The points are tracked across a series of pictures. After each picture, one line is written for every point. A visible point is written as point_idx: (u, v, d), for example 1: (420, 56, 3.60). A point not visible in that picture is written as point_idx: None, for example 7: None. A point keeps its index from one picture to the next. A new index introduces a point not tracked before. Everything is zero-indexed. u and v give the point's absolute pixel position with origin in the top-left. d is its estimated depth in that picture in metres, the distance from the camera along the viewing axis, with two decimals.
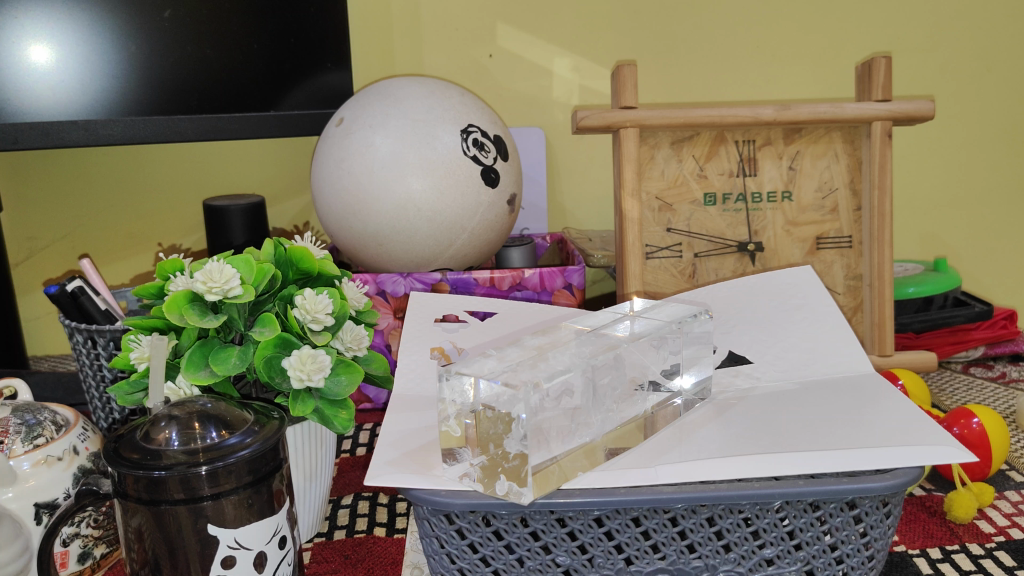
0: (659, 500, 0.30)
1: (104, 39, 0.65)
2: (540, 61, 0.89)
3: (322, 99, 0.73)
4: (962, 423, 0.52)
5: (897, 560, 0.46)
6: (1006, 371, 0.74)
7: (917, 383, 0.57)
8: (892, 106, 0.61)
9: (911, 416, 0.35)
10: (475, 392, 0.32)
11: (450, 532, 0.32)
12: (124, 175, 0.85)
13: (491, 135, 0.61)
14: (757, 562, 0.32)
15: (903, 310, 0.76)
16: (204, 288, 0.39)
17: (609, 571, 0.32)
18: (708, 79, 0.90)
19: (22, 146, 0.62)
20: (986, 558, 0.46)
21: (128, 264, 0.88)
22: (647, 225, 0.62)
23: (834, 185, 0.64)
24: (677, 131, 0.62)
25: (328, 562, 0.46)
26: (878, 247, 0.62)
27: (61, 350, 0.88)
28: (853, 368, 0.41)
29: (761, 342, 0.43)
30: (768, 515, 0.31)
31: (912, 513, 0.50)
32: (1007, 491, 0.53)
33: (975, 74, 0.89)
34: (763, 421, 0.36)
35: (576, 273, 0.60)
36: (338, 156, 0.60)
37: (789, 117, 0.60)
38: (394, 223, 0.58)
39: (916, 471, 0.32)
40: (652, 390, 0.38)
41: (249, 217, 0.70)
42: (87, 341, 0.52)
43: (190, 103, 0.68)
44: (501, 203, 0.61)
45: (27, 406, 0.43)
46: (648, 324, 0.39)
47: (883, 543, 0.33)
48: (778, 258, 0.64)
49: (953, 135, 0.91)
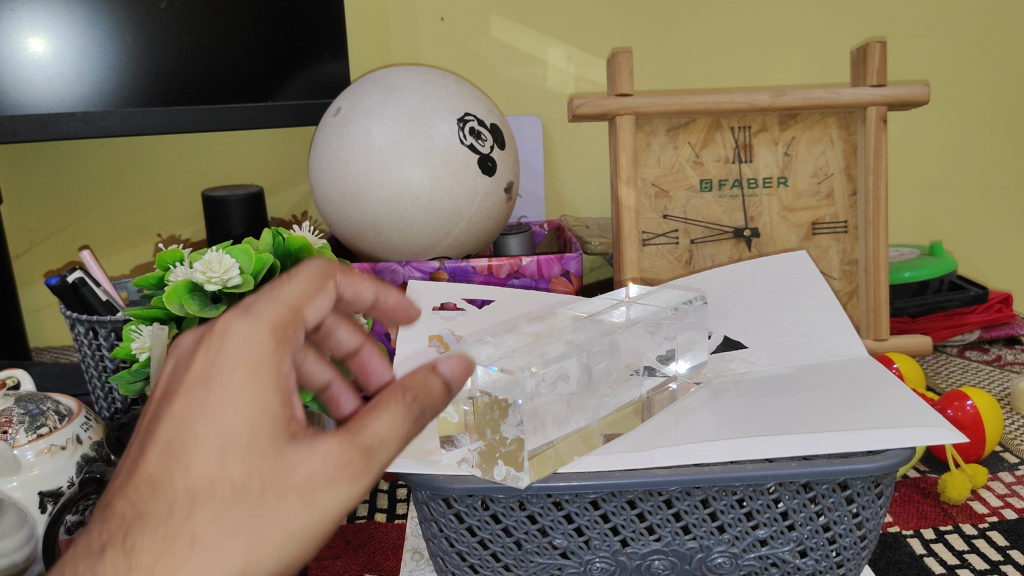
0: (653, 483, 0.31)
1: (100, 30, 0.65)
2: (534, 51, 0.89)
3: (321, 89, 0.73)
4: (955, 406, 0.52)
5: (890, 541, 0.46)
6: (1001, 354, 0.74)
7: (911, 366, 0.58)
8: (887, 91, 0.61)
9: (905, 398, 0.36)
10: (472, 378, 0.32)
11: (448, 516, 0.32)
12: (121, 166, 0.86)
13: (488, 124, 0.62)
14: (750, 542, 0.32)
15: (900, 294, 0.76)
16: (203, 278, 0.39)
17: (606, 553, 0.32)
18: (703, 65, 0.90)
19: (20, 139, 0.62)
20: (979, 538, 0.46)
21: (128, 254, 0.88)
22: (643, 212, 0.62)
23: (829, 170, 0.64)
24: (672, 119, 0.62)
25: (330, 547, 0.47)
26: (874, 232, 0.63)
27: (62, 340, 0.89)
28: (847, 351, 0.42)
29: (755, 327, 0.44)
30: (761, 497, 0.32)
31: (905, 494, 0.51)
32: (1000, 473, 0.54)
33: (970, 59, 0.89)
34: (756, 404, 0.37)
35: (574, 260, 0.60)
36: (336, 146, 0.60)
37: (784, 103, 0.60)
38: (392, 213, 0.59)
39: (907, 453, 0.32)
40: (647, 374, 0.39)
41: (249, 207, 0.70)
42: (89, 331, 0.52)
43: (188, 93, 0.68)
44: (498, 191, 0.62)
45: (30, 396, 0.43)
46: (643, 310, 0.40)
47: (875, 523, 0.33)
48: (774, 242, 0.64)
49: (948, 120, 0.91)
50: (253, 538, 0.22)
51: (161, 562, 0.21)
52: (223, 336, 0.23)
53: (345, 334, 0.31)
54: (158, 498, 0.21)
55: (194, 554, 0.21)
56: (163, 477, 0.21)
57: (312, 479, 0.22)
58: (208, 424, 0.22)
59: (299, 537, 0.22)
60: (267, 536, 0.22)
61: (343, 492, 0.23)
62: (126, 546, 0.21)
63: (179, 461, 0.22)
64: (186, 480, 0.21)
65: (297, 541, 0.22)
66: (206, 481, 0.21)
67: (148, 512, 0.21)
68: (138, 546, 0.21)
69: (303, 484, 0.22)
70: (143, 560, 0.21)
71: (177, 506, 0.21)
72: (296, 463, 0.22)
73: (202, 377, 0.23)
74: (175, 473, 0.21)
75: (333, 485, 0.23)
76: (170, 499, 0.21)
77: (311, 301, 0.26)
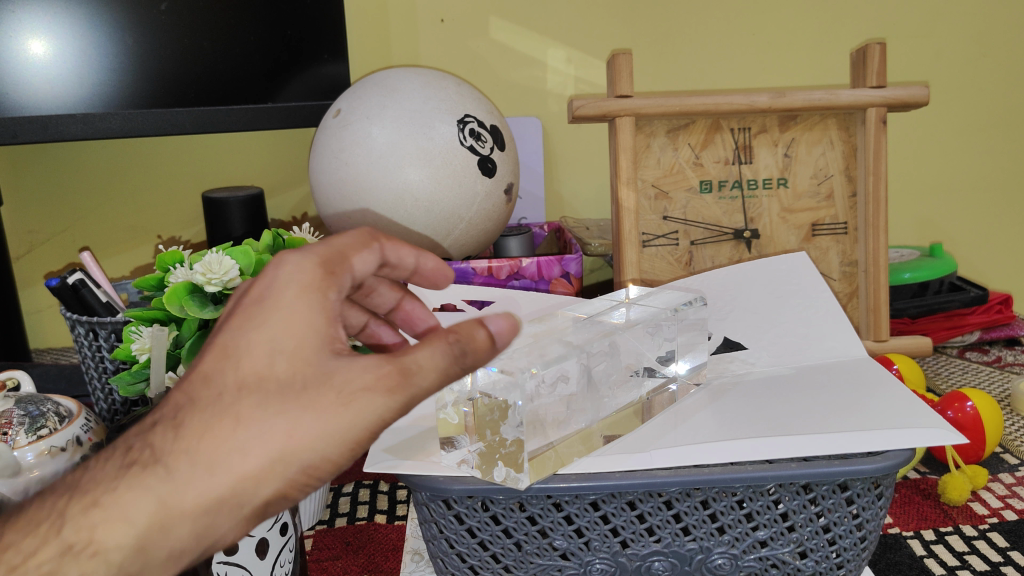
0: (654, 484, 0.31)
1: (101, 32, 0.65)
2: (534, 53, 0.89)
3: (322, 91, 0.73)
4: (955, 407, 0.52)
5: (891, 542, 0.46)
6: (1001, 355, 0.74)
7: (911, 367, 0.58)
8: (886, 93, 0.61)
9: (905, 399, 0.36)
10: (472, 380, 0.33)
11: (448, 517, 0.32)
12: (122, 167, 0.86)
13: (488, 125, 0.62)
14: (750, 544, 0.32)
15: (900, 295, 0.76)
16: (204, 280, 0.39)
17: (606, 554, 0.32)
18: (703, 67, 0.90)
19: (21, 141, 0.62)
20: (979, 540, 0.46)
21: (129, 256, 0.88)
22: (643, 213, 0.62)
23: (829, 171, 0.64)
24: (672, 120, 0.62)
25: (329, 548, 0.47)
26: (873, 233, 0.63)
27: (62, 341, 0.89)
28: (847, 352, 0.42)
29: (755, 328, 0.44)
30: (761, 498, 0.32)
31: (906, 496, 0.51)
32: (1000, 474, 0.54)
33: (970, 60, 0.89)
34: (756, 405, 0.37)
35: (573, 261, 0.60)
36: (336, 148, 0.60)
37: (784, 105, 0.60)
38: (392, 214, 0.59)
39: (907, 453, 0.32)
40: (647, 376, 0.39)
41: (249, 208, 0.70)
42: (89, 333, 0.52)
43: (188, 95, 0.69)
44: (498, 193, 0.62)
45: (30, 398, 0.43)
46: (643, 311, 0.40)
47: (875, 524, 0.33)
48: (774, 244, 0.64)
49: (948, 121, 0.91)
50: (291, 428, 0.24)
51: (207, 438, 0.24)
52: (280, 262, 0.26)
53: (385, 293, 0.34)
54: (212, 386, 0.24)
55: (236, 434, 0.24)
56: (216, 373, 0.24)
57: (351, 386, 0.24)
58: (257, 331, 0.25)
59: (333, 435, 0.24)
60: (305, 431, 0.24)
61: (377, 400, 0.25)
62: (179, 424, 0.24)
63: (231, 361, 0.25)
64: (235, 376, 0.24)
65: (330, 439, 0.24)
66: (254, 375, 0.24)
67: (201, 400, 0.24)
68: (188, 424, 0.24)
69: (341, 389, 0.24)
70: (191, 436, 0.24)
71: (227, 395, 0.24)
72: (336, 373, 0.25)
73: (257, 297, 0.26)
74: (227, 365, 0.24)
75: (368, 391, 0.25)
76: (220, 387, 0.24)
77: (357, 252, 0.28)
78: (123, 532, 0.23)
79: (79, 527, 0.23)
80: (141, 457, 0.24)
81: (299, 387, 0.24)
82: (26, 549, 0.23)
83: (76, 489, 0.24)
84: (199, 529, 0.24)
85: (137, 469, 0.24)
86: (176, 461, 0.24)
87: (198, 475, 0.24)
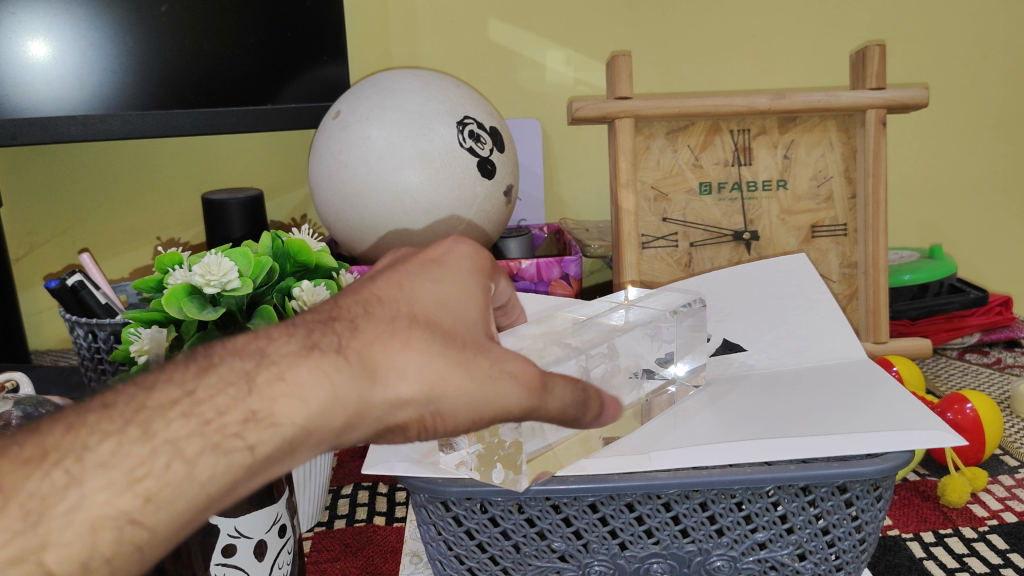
0: (652, 485, 0.31)
1: (100, 33, 0.65)
2: (534, 54, 0.89)
3: (321, 93, 0.73)
4: (955, 408, 0.52)
5: (890, 544, 0.46)
6: (1001, 357, 0.74)
7: (910, 369, 0.58)
8: (886, 94, 0.62)
9: (905, 402, 0.36)
10: None
11: (446, 519, 0.32)
12: (122, 168, 0.86)
13: (487, 127, 0.62)
14: (748, 545, 0.32)
15: (899, 297, 0.76)
16: (202, 281, 0.39)
17: (604, 556, 0.32)
18: (704, 69, 0.90)
19: (20, 142, 0.63)
20: (979, 542, 0.46)
21: (129, 257, 0.88)
22: (642, 215, 0.62)
23: (829, 173, 0.64)
24: (672, 122, 0.62)
25: (329, 550, 0.47)
26: (873, 235, 0.63)
27: (62, 343, 0.89)
28: (846, 354, 0.42)
29: (754, 330, 0.44)
30: (760, 500, 0.32)
31: (906, 497, 0.51)
32: (1001, 475, 0.54)
33: (971, 62, 0.89)
34: (753, 409, 0.37)
35: (573, 263, 0.60)
36: (335, 149, 0.60)
37: (783, 107, 0.60)
38: (392, 216, 0.59)
39: (906, 456, 0.32)
40: (647, 377, 0.39)
41: (249, 209, 0.70)
42: (88, 335, 0.52)
43: (188, 97, 0.69)
44: (497, 195, 0.61)
45: (28, 398, 0.41)
46: (642, 313, 0.39)
47: (874, 526, 0.33)
48: (773, 245, 0.64)
49: (949, 123, 0.91)
50: (444, 373, 0.25)
51: (378, 347, 0.24)
52: (454, 248, 0.29)
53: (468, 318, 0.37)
54: (386, 305, 0.25)
55: (404, 355, 0.24)
56: (393, 299, 0.26)
57: (496, 370, 0.26)
58: (435, 286, 0.27)
59: (470, 399, 0.25)
60: (457, 385, 0.25)
61: (516, 393, 0.26)
62: (356, 326, 0.24)
63: (408, 296, 0.26)
64: (410, 308, 0.26)
65: (468, 401, 0.25)
66: (425, 316, 0.25)
67: (374, 314, 0.25)
68: (365, 328, 0.24)
69: (489, 365, 0.26)
70: (367, 339, 0.24)
71: (398, 319, 0.25)
72: (490, 352, 0.26)
73: (433, 264, 0.28)
74: (403, 295, 0.26)
75: (514, 379, 0.26)
76: (394, 311, 0.25)
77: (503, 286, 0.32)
78: (298, 410, 0.23)
79: (263, 395, 0.23)
80: (324, 343, 0.24)
81: (462, 344, 0.26)
82: (220, 405, 0.23)
83: (262, 356, 0.23)
84: (343, 428, 0.23)
85: (319, 353, 0.24)
86: (352, 357, 0.24)
87: (360, 378, 0.24)
